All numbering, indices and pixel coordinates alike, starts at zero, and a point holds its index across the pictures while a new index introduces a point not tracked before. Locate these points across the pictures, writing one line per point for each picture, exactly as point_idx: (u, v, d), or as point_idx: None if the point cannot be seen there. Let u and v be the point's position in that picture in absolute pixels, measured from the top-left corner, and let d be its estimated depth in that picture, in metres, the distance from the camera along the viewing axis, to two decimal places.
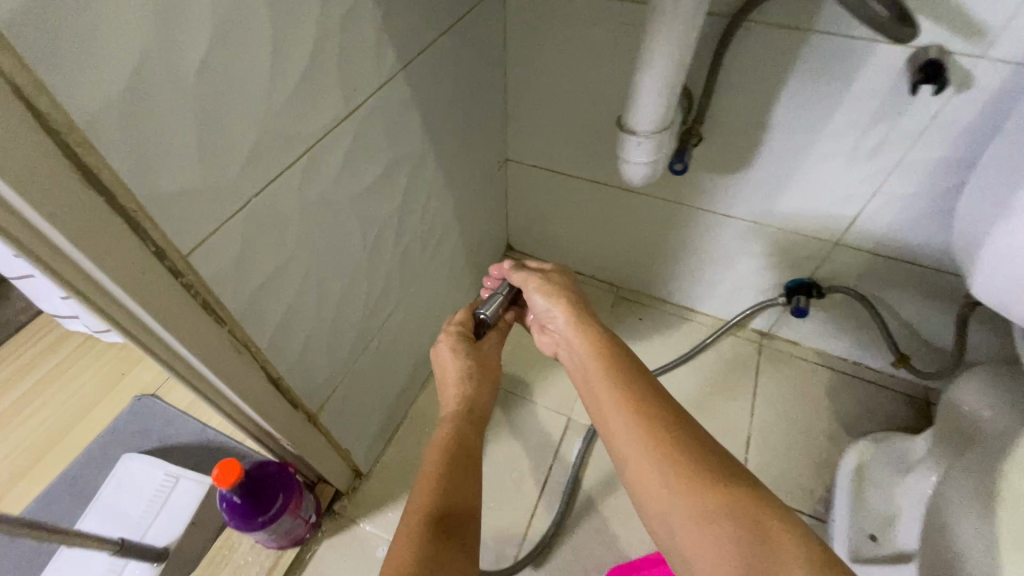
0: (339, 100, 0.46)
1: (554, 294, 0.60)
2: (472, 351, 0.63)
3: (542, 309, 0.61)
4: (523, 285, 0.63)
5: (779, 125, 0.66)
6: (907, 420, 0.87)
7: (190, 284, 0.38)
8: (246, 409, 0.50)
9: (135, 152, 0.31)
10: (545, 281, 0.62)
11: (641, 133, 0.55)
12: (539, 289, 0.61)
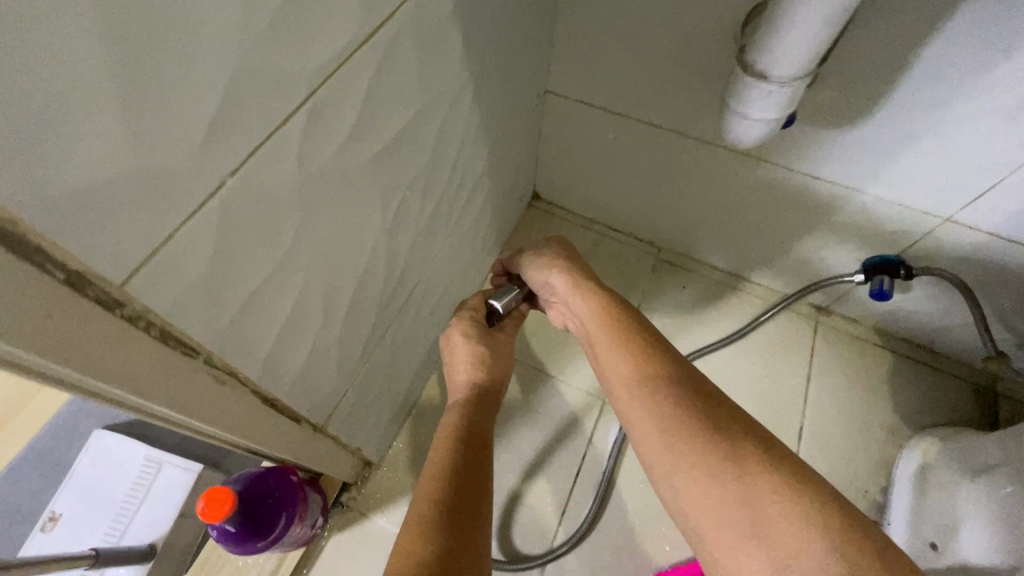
0: (358, 14, 0.30)
1: (562, 263, 0.48)
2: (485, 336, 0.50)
3: (545, 283, 0.49)
4: (526, 260, 0.51)
5: (920, 74, 0.51)
6: (972, 414, 0.79)
7: (139, 315, 0.25)
8: (234, 437, 0.39)
9: (5, 126, 0.17)
10: (550, 249, 0.50)
11: (777, 80, 0.39)
12: (541, 260, 0.49)
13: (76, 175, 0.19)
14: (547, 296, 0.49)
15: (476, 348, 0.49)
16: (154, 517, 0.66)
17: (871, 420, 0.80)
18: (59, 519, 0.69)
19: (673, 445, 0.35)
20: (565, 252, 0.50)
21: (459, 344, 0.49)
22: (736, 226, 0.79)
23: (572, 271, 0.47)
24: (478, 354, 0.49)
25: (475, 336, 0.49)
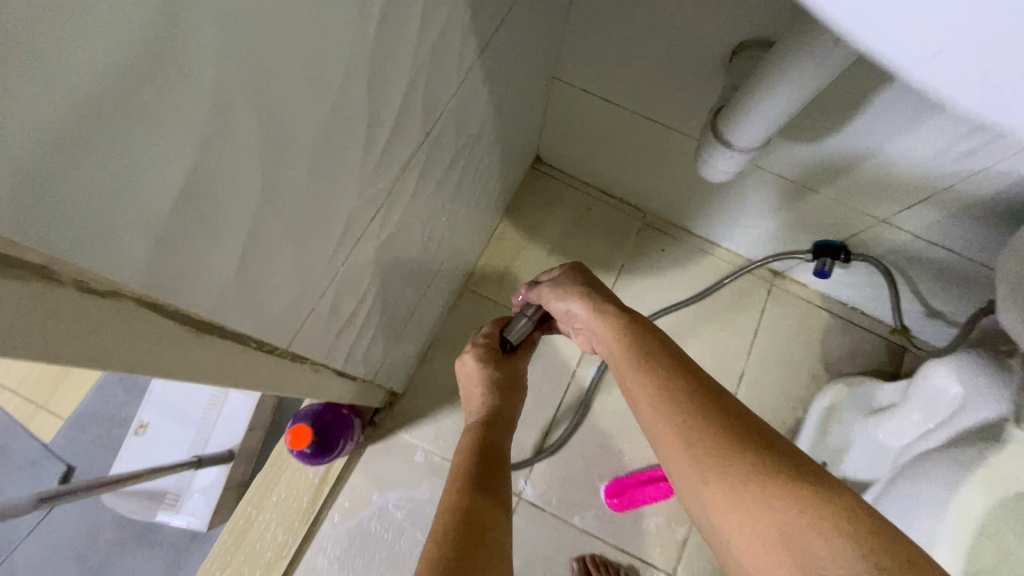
0: (418, 120, 0.40)
1: (572, 293, 0.55)
2: (494, 364, 0.63)
3: (564, 311, 0.56)
4: (542, 293, 0.58)
5: (855, 132, 0.62)
6: (882, 365, 0.97)
7: (288, 352, 0.39)
8: (317, 396, 0.55)
9: (247, 285, 0.30)
10: (561, 282, 0.57)
11: (736, 149, 0.52)
12: (554, 292, 0.57)
13: (270, 295, 0.33)
14: (566, 321, 0.57)
15: (487, 374, 0.62)
16: (226, 431, 0.84)
17: (800, 367, 0.99)
18: (148, 427, 0.85)
19: (678, 462, 0.41)
20: (573, 281, 0.57)
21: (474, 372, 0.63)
22: (712, 204, 0.90)
23: (580, 298, 0.54)
24: (490, 380, 0.62)
25: (486, 363, 0.63)
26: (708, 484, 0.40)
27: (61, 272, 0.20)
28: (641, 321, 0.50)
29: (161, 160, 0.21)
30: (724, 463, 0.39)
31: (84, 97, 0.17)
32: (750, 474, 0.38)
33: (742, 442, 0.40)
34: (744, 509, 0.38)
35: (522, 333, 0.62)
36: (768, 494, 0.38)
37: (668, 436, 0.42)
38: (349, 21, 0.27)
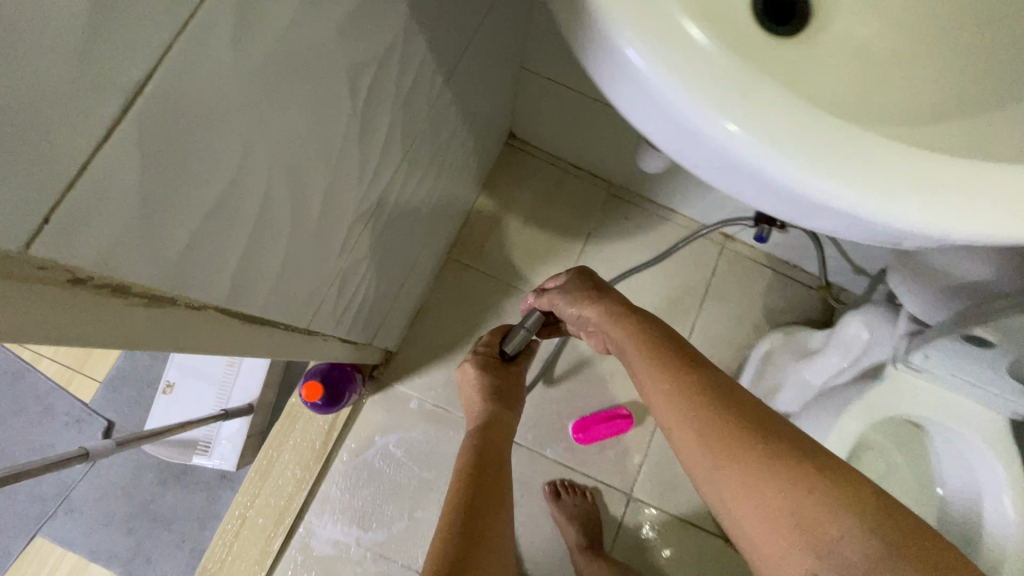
0: (399, 146, 0.49)
1: (584, 301, 0.64)
2: (495, 373, 0.76)
3: (577, 315, 0.66)
4: (555, 301, 0.68)
5: None
6: (816, 315, 1.11)
7: (306, 328, 0.51)
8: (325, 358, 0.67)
9: (286, 290, 0.41)
10: (569, 291, 0.67)
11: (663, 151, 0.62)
12: (566, 300, 0.66)
13: (298, 294, 0.44)
14: (577, 322, 0.66)
15: (490, 382, 0.75)
16: (244, 388, 0.96)
17: (746, 318, 1.12)
18: (174, 387, 0.97)
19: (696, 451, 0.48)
20: (583, 291, 0.66)
21: (478, 379, 0.76)
22: (668, 178, 1.00)
23: (592, 306, 0.64)
24: (494, 386, 0.75)
25: (489, 371, 0.76)
26: (717, 471, 0.47)
27: (186, 302, 0.30)
28: (652, 327, 0.58)
29: (245, 233, 0.31)
30: (732, 456, 0.46)
31: (214, 218, 0.27)
32: (756, 463, 0.45)
33: (750, 437, 0.47)
34: (751, 493, 0.44)
35: (518, 345, 0.73)
36: (773, 480, 0.44)
37: (685, 431, 0.49)
38: (354, 106, 0.36)
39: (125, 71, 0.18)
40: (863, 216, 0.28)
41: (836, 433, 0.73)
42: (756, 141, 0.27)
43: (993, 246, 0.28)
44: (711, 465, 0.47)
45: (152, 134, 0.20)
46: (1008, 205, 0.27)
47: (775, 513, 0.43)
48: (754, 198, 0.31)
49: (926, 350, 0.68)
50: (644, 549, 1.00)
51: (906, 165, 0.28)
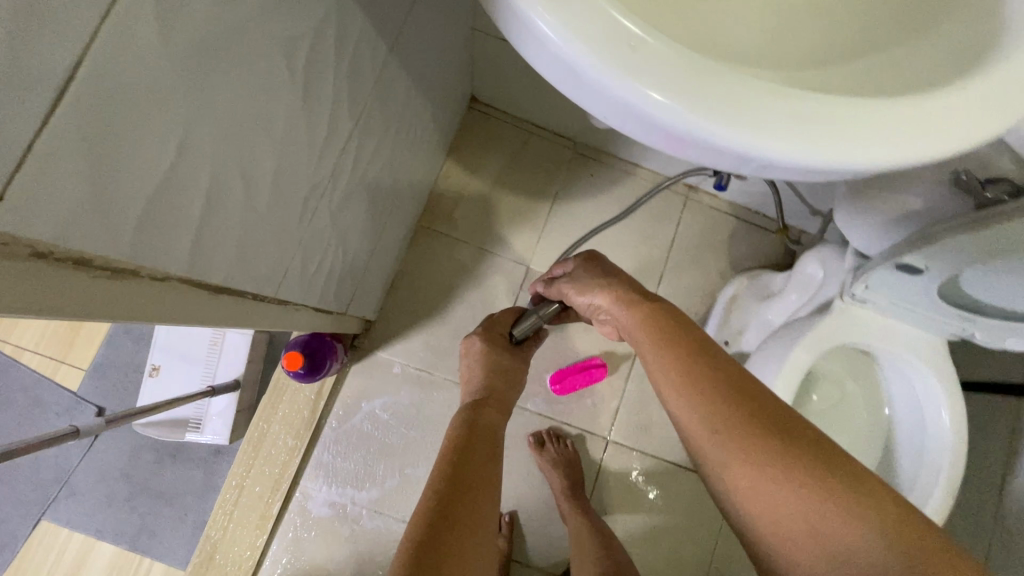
0: (349, 117, 0.51)
1: (591, 289, 0.65)
2: (500, 353, 0.75)
3: (586, 304, 0.66)
4: (565, 290, 0.69)
5: None
6: (777, 258, 1.16)
7: (275, 297, 0.53)
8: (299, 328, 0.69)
9: (250, 261, 0.43)
10: (578, 281, 0.68)
11: None
12: (574, 289, 0.67)
13: (263, 264, 0.46)
14: (587, 312, 0.67)
15: (494, 358, 0.74)
16: (229, 365, 0.99)
17: (713, 266, 1.16)
18: (160, 369, 0.99)
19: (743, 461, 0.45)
20: (597, 278, 0.66)
21: (481, 356, 0.75)
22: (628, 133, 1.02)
23: (600, 294, 0.64)
24: (496, 363, 0.74)
25: (492, 348, 0.75)
26: (726, 464, 0.46)
27: (149, 273, 0.32)
28: (660, 310, 0.58)
29: (200, 207, 0.33)
30: (743, 450, 0.46)
31: (166, 195, 0.29)
32: (769, 460, 0.45)
33: (762, 433, 0.46)
34: (762, 491, 0.44)
35: (528, 330, 0.75)
36: (784, 479, 0.44)
37: (695, 423, 0.49)
38: (294, 81, 0.38)
39: (59, 60, 0.20)
40: (750, 152, 0.31)
41: (789, 368, 0.77)
42: (652, 89, 0.30)
43: (868, 172, 0.31)
44: (721, 461, 0.46)
45: (93, 116, 0.22)
46: (878, 133, 0.30)
47: (785, 513, 0.43)
48: (663, 143, 0.34)
49: (869, 282, 0.73)
50: (623, 487, 1.07)
51: (788, 103, 0.30)
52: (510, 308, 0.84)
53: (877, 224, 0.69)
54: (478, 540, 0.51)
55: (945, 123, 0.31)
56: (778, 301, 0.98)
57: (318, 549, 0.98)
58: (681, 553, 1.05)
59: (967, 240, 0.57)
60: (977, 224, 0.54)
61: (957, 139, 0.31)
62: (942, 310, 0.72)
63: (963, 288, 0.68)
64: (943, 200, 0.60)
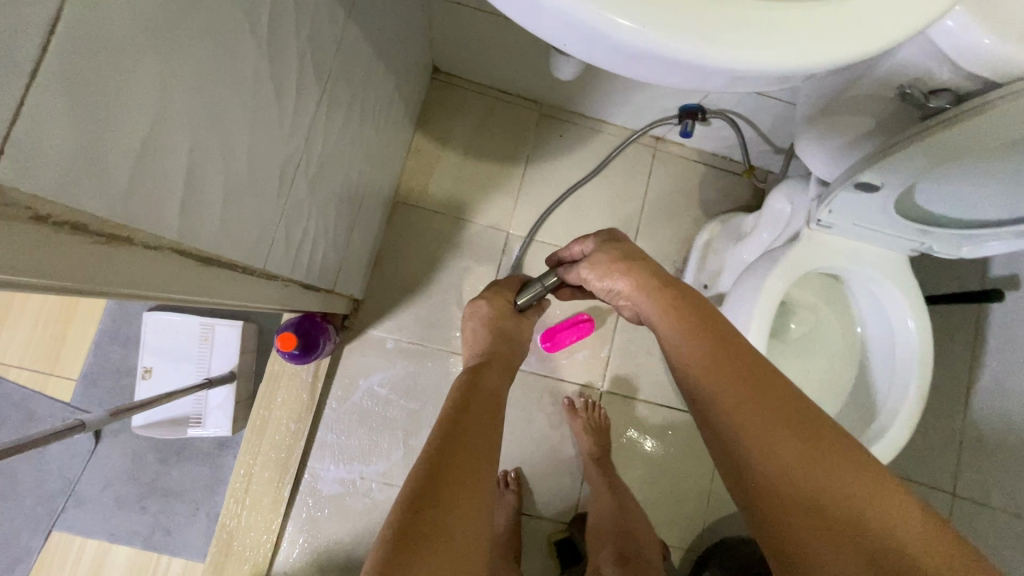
0: (315, 85, 0.51)
1: (615, 274, 0.61)
2: (506, 321, 0.71)
3: (606, 288, 0.64)
4: (583, 273, 0.65)
5: None
6: (747, 199, 1.20)
7: (265, 271, 0.54)
8: (285, 305, 0.70)
9: (238, 232, 0.44)
10: (599, 263, 0.64)
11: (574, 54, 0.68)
12: (594, 273, 0.64)
13: (250, 235, 0.47)
14: (606, 296, 0.65)
15: (500, 328, 0.70)
16: (222, 358, 0.99)
17: (687, 214, 1.19)
18: (152, 370, 0.99)
19: (764, 450, 0.47)
20: (620, 262, 0.62)
21: (486, 324, 0.70)
22: (592, 90, 1.03)
23: (625, 279, 0.61)
24: (502, 332, 0.70)
25: (499, 317, 0.71)
26: (749, 449, 0.47)
27: (143, 241, 0.33)
28: (687, 304, 0.57)
29: (186, 173, 0.34)
30: (769, 440, 0.47)
31: (153, 161, 0.30)
32: (793, 452, 0.46)
33: (791, 431, 0.47)
34: (779, 474, 0.46)
35: (532, 300, 0.70)
36: (802, 471, 0.45)
37: (724, 410, 0.49)
38: (259, 47, 0.38)
39: (40, 11, 0.21)
40: (701, 62, 0.33)
41: (766, 295, 0.80)
42: (607, 10, 0.32)
43: (805, 71, 0.34)
44: (746, 448, 0.48)
45: (80, 77, 0.23)
46: (811, 36, 0.34)
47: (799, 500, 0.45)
48: (622, 66, 0.36)
49: (832, 206, 0.76)
50: (620, 434, 1.11)
51: (730, 14, 0.33)
52: (514, 276, 0.78)
53: (836, 147, 0.72)
54: (475, 506, 0.48)
55: (868, 22, 0.34)
56: (750, 238, 1.01)
57: (333, 525, 1.02)
58: (680, 488, 1.11)
59: (915, 151, 0.61)
60: (925, 134, 0.58)
61: (880, 38, 0.34)
62: (901, 227, 0.77)
63: (915, 201, 0.73)
64: (891, 117, 0.64)
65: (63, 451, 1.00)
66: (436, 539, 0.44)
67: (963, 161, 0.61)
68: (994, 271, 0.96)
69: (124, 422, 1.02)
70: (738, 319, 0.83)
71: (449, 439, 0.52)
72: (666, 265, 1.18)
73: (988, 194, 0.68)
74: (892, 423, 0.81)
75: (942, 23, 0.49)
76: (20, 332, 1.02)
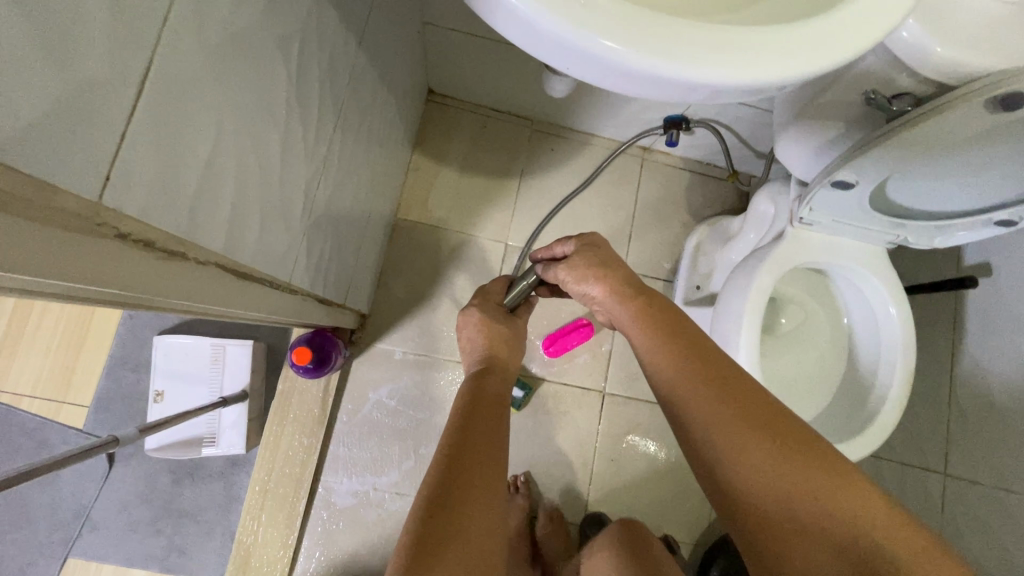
0: (330, 110, 0.55)
1: (590, 279, 0.65)
2: (501, 322, 0.73)
3: (582, 293, 0.67)
4: (560, 275, 0.68)
5: None
6: (732, 202, 1.25)
7: (287, 285, 0.57)
8: (299, 317, 0.73)
9: (269, 247, 0.48)
10: (575, 266, 0.67)
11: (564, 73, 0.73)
12: (570, 276, 0.67)
13: (279, 248, 0.50)
14: (582, 299, 0.68)
15: (492, 328, 0.73)
16: (234, 376, 1.01)
17: (677, 219, 1.24)
18: (164, 394, 1.01)
19: (741, 449, 0.50)
20: (594, 268, 0.65)
21: (481, 328, 0.72)
22: (580, 106, 1.08)
23: (599, 285, 0.65)
24: (498, 335, 0.72)
25: (491, 320, 0.73)
26: (722, 450, 0.51)
27: (195, 256, 0.36)
28: (662, 313, 0.61)
29: (232, 194, 0.38)
30: (741, 442, 0.51)
31: (209, 184, 0.34)
32: (768, 452, 0.50)
33: (766, 432, 0.51)
34: (751, 474, 0.50)
35: (519, 298, 0.75)
36: (777, 469, 0.49)
37: (698, 414, 0.53)
38: (289, 77, 0.42)
39: (137, 58, 0.25)
40: (685, 80, 0.38)
41: (756, 291, 0.85)
42: (601, 36, 0.36)
43: (774, 84, 0.39)
44: (721, 449, 0.51)
45: (162, 111, 0.27)
46: (778, 54, 0.39)
47: (770, 496, 0.49)
48: (619, 83, 0.41)
49: (812, 205, 0.81)
50: (625, 435, 1.14)
51: (708, 37, 0.38)
52: (500, 277, 0.82)
53: (814, 150, 0.77)
54: (489, 502, 0.51)
55: (829, 38, 0.39)
56: (737, 238, 1.06)
57: (347, 537, 1.03)
58: (685, 484, 1.14)
59: (884, 150, 0.66)
60: (891, 134, 0.63)
61: (846, 49, 0.39)
62: (876, 221, 0.82)
63: (889, 196, 0.79)
64: (861, 120, 0.69)
65: (77, 478, 1.01)
66: (446, 541, 0.46)
67: (928, 157, 0.66)
68: (967, 260, 1.02)
69: (136, 446, 1.03)
70: (731, 314, 0.87)
71: (459, 445, 0.55)
72: (660, 270, 1.22)
73: (955, 186, 0.73)
74: (882, 408, 0.86)
75: (899, 34, 0.54)
76: (30, 358, 1.04)
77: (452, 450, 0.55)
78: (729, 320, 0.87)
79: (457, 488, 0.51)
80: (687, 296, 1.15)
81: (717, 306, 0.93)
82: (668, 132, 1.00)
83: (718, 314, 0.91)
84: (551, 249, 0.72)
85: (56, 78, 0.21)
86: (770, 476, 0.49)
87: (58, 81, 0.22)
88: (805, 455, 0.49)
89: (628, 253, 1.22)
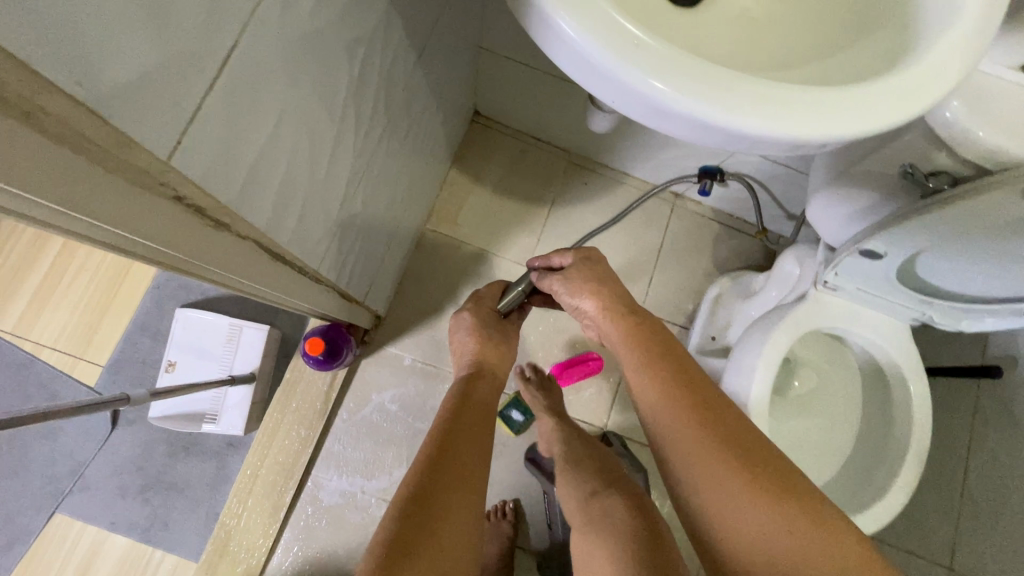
0: (381, 114, 0.58)
1: (584, 294, 0.64)
2: (491, 328, 0.74)
3: (574, 306, 0.66)
4: (555, 286, 0.68)
5: None
6: (757, 258, 1.25)
7: (314, 274, 0.60)
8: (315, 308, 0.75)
9: (304, 234, 0.50)
10: (571, 279, 0.66)
11: (607, 109, 0.77)
12: (565, 288, 0.66)
13: (312, 237, 0.52)
14: (573, 312, 0.68)
15: (485, 333, 0.73)
16: (245, 357, 1.03)
17: (700, 268, 1.24)
18: (176, 365, 1.03)
19: (720, 483, 0.50)
20: (587, 282, 0.65)
21: (473, 333, 0.73)
22: (617, 144, 1.11)
23: (592, 300, 0.64)
24: (490, 341, 0.73)
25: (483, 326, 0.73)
26: (700, 481, 0.51)
27: (236, 228, 0.38)
28: (652, 336, 0.60)
29: (281, 177, 0.40)
30: (721, 475, 0.50)
31: (262, 165, 0.36)
32: (747, 487, 0.49)
33: (747, 466, 0.50)
34: (730, 510, 0.49)
35: (512, 304, 0.76)
36: (756, 506, 0.48)
37: (681, 444, 0.53)
38: (350, 76, 0.45)
39: (224, 40, 0.28)
40: (725, 126, 0.39)
41: (771, 347, 0.84)
42: (648, 75, 0.38)
43: (812, 140, 0.40)
44: (699, 480, 0.51)
45: (235, 91, 0.30)
46: (819, 113, 0.40)
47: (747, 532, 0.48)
48: (660, 122, 0.42)
49: (838, 269, 0.81)
50: None
51: (752, 88, 0.39)
52: (496, 282, 0.83)
53: (847, 216, 0.77)
54: (466, 509, 0.51)
55: (871, 103, 0.40)
56: (759, 293, 1.05)
57: (328, 536, 1.03)
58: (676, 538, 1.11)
59: (916, 223, 0.66)
60: (924, 210, 0.63)
61: (884, 116, 0.40)
62: (901, 293, 0.81)
63: (917, 271, 0.78)
64: (897, 192, 0.70)
65: (78, 434, 1.04)
66: (421, 540, 0.46)
67: (964, 236, 0.66)
68: (992, 349, 0.99)
69: (140, 412, 1.06)
70: (744, 369, 0.85)
71: (442, 446, 0.55)
72: (676, 316, 1.22)
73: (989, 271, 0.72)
74: (889, 487, 0.83)
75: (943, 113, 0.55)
76: (58, 310, 1.08)
77: (435, 452, 0.55)
78: (742, 375, 0.85)
79: (436, 490, 0.51)
80: (701, 345, 1.15)
81: (731, 357, 0.91)
82: (702, 181, 1.01)
83: (731, 367, 0.89)
84: (546, 257, 0.71)
85: (151, 49, 0.24)
86: (748, 513, 0.48)
87: (154, 51, 0.24)
88: (784, 492, 0.49)
89: (647, 294, 1.22)
